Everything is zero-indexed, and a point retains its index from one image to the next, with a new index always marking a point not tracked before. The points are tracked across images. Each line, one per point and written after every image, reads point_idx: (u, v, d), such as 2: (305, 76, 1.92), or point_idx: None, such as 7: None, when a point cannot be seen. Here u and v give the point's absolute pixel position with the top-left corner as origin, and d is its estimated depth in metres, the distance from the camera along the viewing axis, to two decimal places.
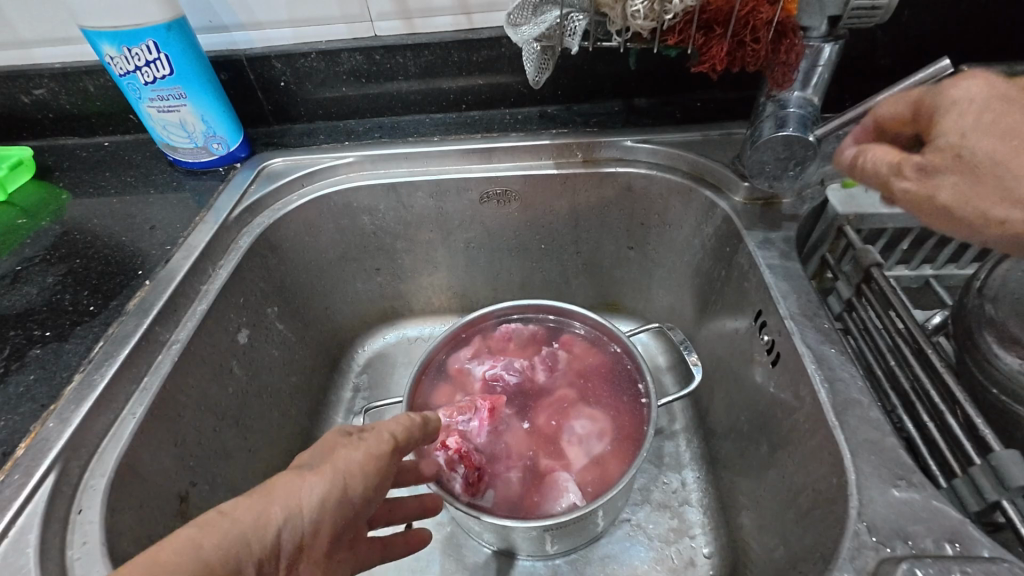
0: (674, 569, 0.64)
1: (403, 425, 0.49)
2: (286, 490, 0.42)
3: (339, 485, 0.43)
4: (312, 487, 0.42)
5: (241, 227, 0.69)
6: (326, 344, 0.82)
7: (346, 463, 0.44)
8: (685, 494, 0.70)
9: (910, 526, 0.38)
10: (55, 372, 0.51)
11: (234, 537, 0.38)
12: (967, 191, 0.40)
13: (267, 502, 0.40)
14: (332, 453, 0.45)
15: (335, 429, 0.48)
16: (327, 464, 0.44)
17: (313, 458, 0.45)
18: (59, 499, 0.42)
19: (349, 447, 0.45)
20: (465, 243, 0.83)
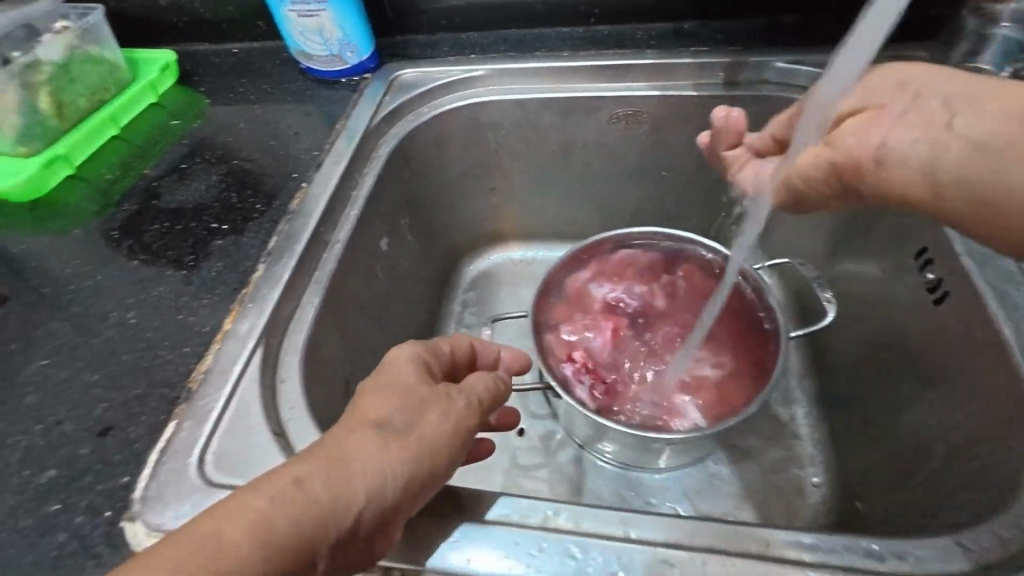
0: (782, 493, 0.67)
1: (489, 383, 0.44)
2: (365, 463, 0.35)
3: (426, 457, 0.37)
4: (393, 463, 0.35)
5: (379, 137, 0.71)
6: (440, 259, 0.86)
7: (435, 431, 0.38)
8: (795, 427, 0.72)
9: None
10: (240, 261, 0.56)
11: (311, 515, 0.32)
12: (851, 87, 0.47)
13: (348, 479, 0.34)
14: (418, 413, 0.39)
15: (415, 376, 0.42)
16: (414, 429, 0.38)
17: (393, 412, 0.38)
18: (267, 368, 0.48)
19: (437, 405, 0.40)
20: (584, 165, 0.82)
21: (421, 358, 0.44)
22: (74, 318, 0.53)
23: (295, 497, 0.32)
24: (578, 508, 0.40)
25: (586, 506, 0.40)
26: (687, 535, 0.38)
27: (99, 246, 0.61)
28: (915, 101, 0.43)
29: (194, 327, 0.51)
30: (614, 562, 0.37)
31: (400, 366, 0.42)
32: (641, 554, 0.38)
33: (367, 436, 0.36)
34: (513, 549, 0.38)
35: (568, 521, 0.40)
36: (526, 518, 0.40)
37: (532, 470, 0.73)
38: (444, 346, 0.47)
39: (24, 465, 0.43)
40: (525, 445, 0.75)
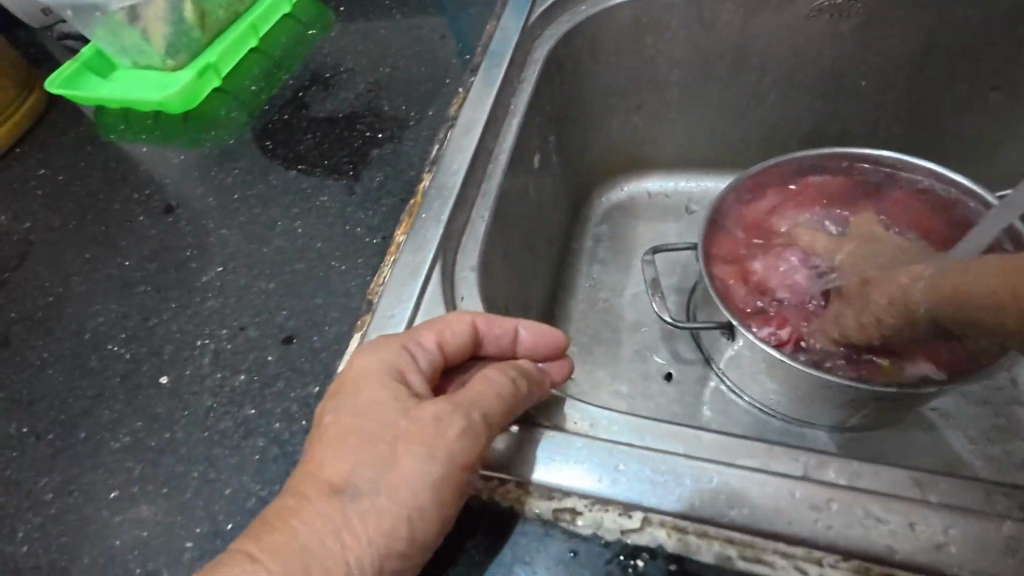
0: (1001, 465, 0.57)
1: (505, 392, 0.32)
2: (323, 546, 0.28)
3: (405, 520, 0.29)
4: (363, 542, 0.28)
5: (534, 39, 0.63)
6: (578, 186, 0.79)
7: (412, 486, 0.29)
8: (1015, 392, 0.60)
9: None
10: (403, 170, 0.52)
11: None
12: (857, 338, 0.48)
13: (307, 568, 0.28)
14: (392, 462, 0.29)
15: (384, 407, 0.31)
16: (384, 491, 0.29)
17: (359, 469, 0.29)
18: (446, 283, 0.43)
19: (417, 444, 0.30)
20: (760, 75, 0.70)
21: (388, 364, 0.33)
22: (242, 227, 0.52)
23: None
24: (841, 459, 0.31)
25: (854, 459, 0.31)
26: (1019, 509, 0.29)
27: (255, 157, 0.59)
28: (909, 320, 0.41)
29: (364, 238, 0.47)
30: (926, 534, 0.28)
31: (365, 391, 0.32)
32: (963, 527, 0.28)
33: (323, 510, 0.29)
34: (762, 500, 0.29)
35: (833, 474, 0.30)
36: (770, 464, 0.31)
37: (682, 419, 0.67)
38: (431, 338, 0.34)
39: (215, 368, 0.42)
40: (673, 391, 0.69)
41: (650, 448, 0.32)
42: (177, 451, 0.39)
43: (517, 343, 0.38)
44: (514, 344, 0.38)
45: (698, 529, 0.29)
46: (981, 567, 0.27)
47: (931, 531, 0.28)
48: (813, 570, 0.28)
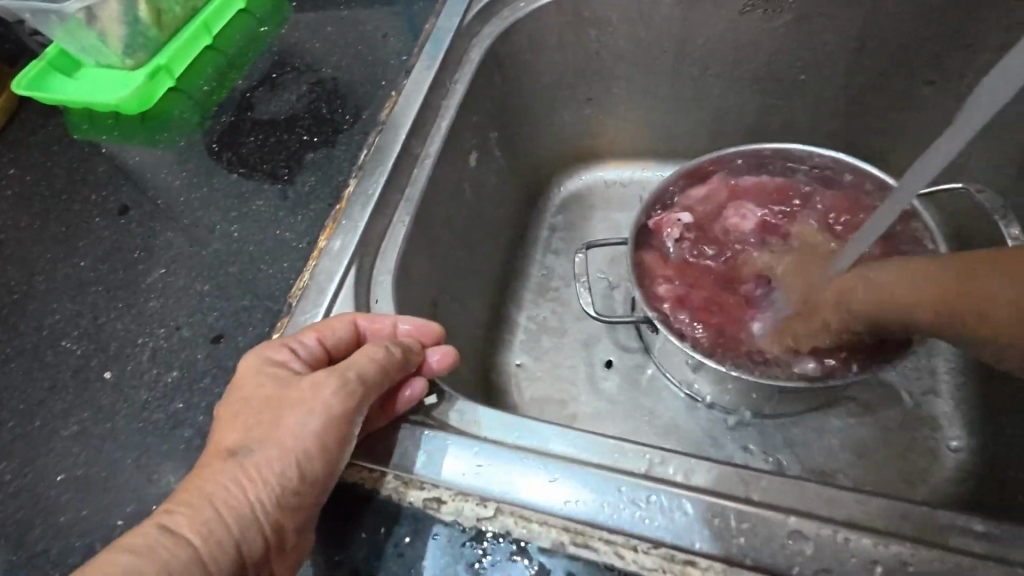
0: (908, 452, 0.60)
1: (380, 358, 0.37)
2: (223, 495, 0.32)
3: (291, 465, 0.33)
4: (258, 486, 0.33)
5: (470, 38, 0.64)
6: (528, 177, 0.81)
7: (296, 434, 0.34)
8: (934, 383, 0.63)
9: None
10: (333, 176, 0.55)
11: (182, 563, 0.30)
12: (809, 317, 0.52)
13: (210, 512, 0.32)
14: (279, 420, 0.34)
15: (271, 383, 0.36)
16: (273, 443, 0.34)
17: (249, 433, 0.34)
18: (360, 287, 0.47)
19: (299, 405, 0.35)
20: (703, 68, 0.70)
21: (276, 354, 0.38)
22: (186, 230, 0.55)
23: (155, 550, 0.30)
24: (680, 456, 0.36)
25: (690, 456, 0.35)
26: (821, 504, 0.33)
27: (203, 158, 0.62)
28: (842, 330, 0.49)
29: (292, 243, 0.51)
30: (727, 524, 0.33)
31: (255, 376, 0.37)
32: (760, 520, 0.33)
33: (221, 467, 0.33)
34: (606, 494, 0.34)
35: (666, 471, 0.35)
36: (617, 462, 0.35)
37: (618, 403, 0.70)
38: (312, 335, 0.39)
39: (153, 364, 0.47)
40: (612, 377, 0.72)
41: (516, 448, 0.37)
42: (116, 440, 0.43)
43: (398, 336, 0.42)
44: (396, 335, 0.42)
45: (555, 523, 0.33)
46: (769, 552, 0.32)
47: (732, 523, 0.33)
48: (629, 555, 0.32)
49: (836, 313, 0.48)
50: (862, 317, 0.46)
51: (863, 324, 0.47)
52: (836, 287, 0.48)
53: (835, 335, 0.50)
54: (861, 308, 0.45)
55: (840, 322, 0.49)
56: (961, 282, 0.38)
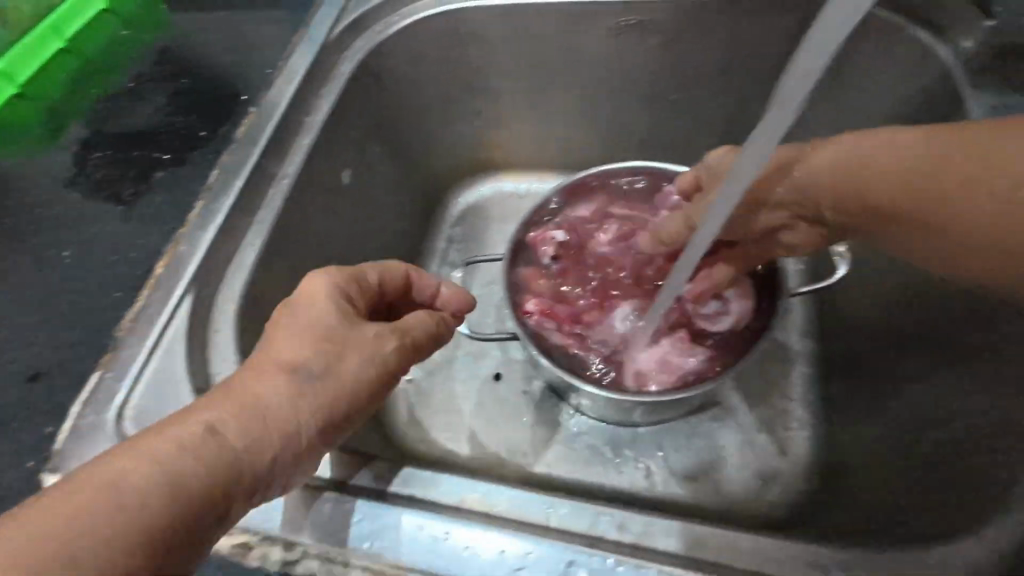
0: (764, 453, 0.64)
1: (427, 328, 0.43)
2: (270, 406, 0.33)
3: (342, 401, 0.36)
4: (237, 437, 0.31)
5: (340, 51, 0.63)
6: (422, 190, 0.80)
7: (286, 388, 0.34)
8: (790, 386, 0.67)
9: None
10: (180, 198, 0.52)
11: (211, 463, 0.30)
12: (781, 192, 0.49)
13: (244, 421, 0.32)
14: (341, 354, 0.37)
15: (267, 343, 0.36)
16: (329, 377, 0.36)
17: (312, 355, 0.36)
18: (196, 319, 0.45)
19: (359, 350, 0.38)
20: (583, 86, 0.72)
21: (341, 291, 0.40)
22: (14, 257, 0.51)
23: (187, 450, 0.29)
24: (490, 485, 0.41)
25: (496, 485, 0.41)
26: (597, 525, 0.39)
27: (43, 176, 0.57)
28: (770, 210, 0.51)
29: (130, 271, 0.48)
30: (516, 548, 0.38)
31: (315, 299, 0.39)
32: (542, 541, 0.38)
33: (276, 381, 0.34)
34: (483, 534, 0.39)
35: (486, 502, 0.40)
36: (437, 495, 0.41)
37: (503, 415, 0.72)
38: (377, 273, 0.44)
39: None
40: (499, 390, 0.73)
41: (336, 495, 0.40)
42: None
43: (433, 299, 0.48)
44: (434, 297, 0.48)
45: (385, 560, 0.38)
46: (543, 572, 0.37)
47: (520, 546, 0.38)
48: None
49: (792, 180, 0.48)
50: (823, 191, 0.47)
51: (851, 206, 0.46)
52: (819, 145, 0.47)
53: (763, 213, 0.51)
54: (834, 174, 0.46)
55: (789, 194, 0.49)
56: (970, 172, 0.40)
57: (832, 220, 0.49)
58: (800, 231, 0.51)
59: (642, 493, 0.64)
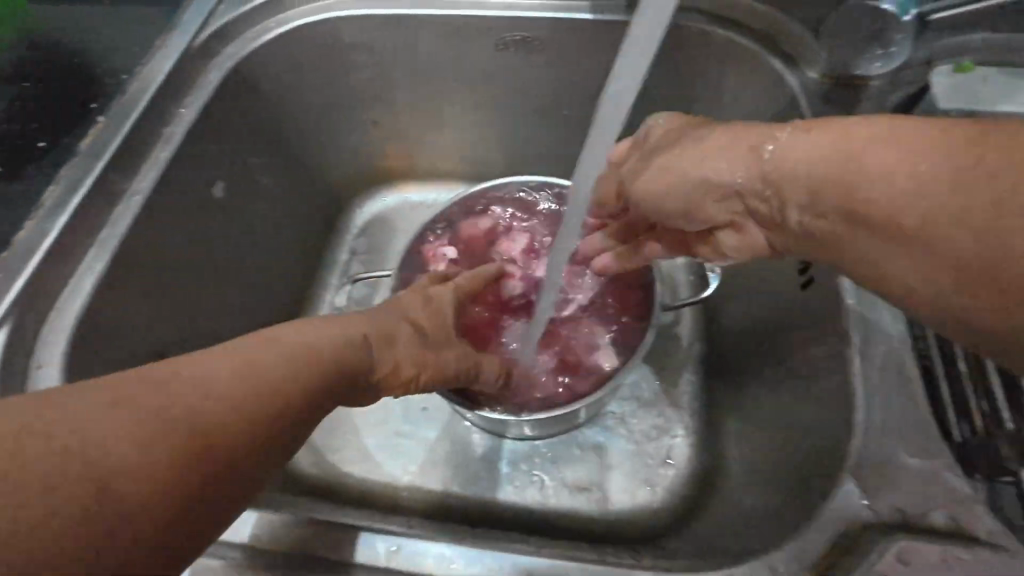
0: (651, 461, 0.66)
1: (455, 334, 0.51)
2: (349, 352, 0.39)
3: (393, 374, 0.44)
4: (334, 360, 0.37)
5: (208, 58, 0.59)
6: (318, 201, 0.77)
7: (291, 363, 0.33)
8: (676, 393, 0.69)
9: (899, 487, 0.37)
10: (9, 216, 0.48)
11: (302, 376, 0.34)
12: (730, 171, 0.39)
13: (333, 351, 0.38)
14: (396, 340, 0.45)
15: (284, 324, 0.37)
16: (388, 354, 0.44)
17: (380, 332, 0.44)
18: (17, 349, 0.43)
19: (413, 342, 0.47)
20: (477, 98, 0.71)
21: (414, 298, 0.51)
22: None
23: (289, 357, 0.34)
24: (329, 525, 0.41)
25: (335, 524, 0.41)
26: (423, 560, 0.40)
27: None
28: (718, 197, 0.40)
29: None
30: None
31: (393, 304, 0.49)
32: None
33: (357, 339, 0.41)
34: None
35: (317, 543, 0.40)
36: (275, 541, 0.41)
37: (401, 434, 0.71)
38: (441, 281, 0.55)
39: None
40: (397, 407, 0.72)
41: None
42: None
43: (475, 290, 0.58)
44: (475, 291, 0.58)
45: None
46: None
47: None
48: None
49: (759, 163, 0.38)
50: (796, 180, 0.36)
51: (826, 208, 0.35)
52: (807, 126, 0.36)
53: (712, 201, 0.41)
54: (818, 161, 0.35)
55: (752, 178, 0.38)
56: (987, 194, 0.29)
57: (796, 224, 0.37)
58: (744, 234, 0.42)
59: (536, 509, 0.65)
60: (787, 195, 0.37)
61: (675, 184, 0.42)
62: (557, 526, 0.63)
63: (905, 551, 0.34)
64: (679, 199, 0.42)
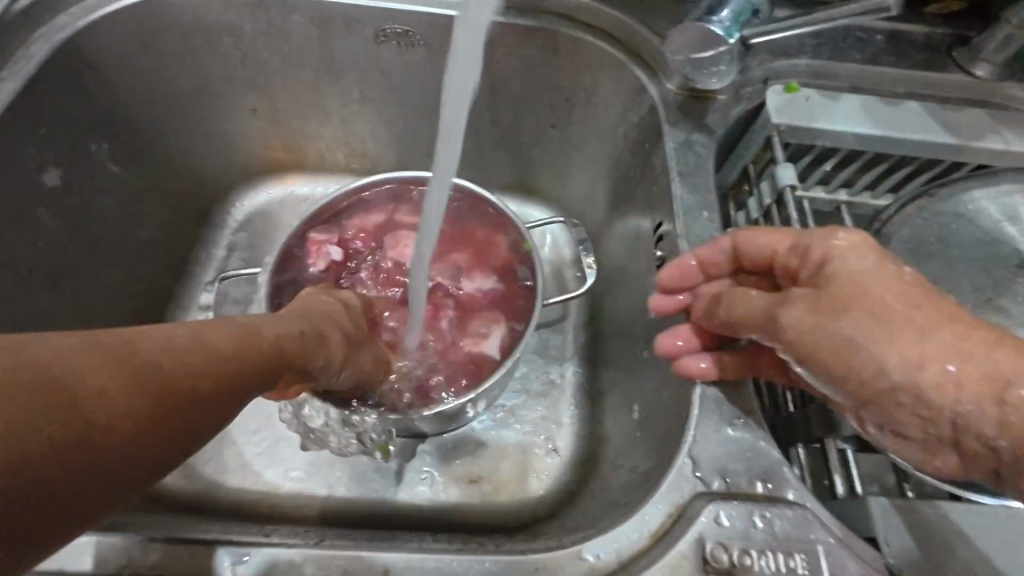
0: (533, 450, 0.68)
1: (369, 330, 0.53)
2: (312, 336, 0.40)
3: (339, 362, 0.44)
4: (295, 340, 0.37)
5: (34, 29, 0.54)
6: (186, 193, 0.71)
7: (268, 356, 0.33)
8: (561, 384, 0.72)
9: (734, 462, 0.39)
10: None
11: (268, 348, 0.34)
12: (837, 330, 0.34)
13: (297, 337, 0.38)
14: (350, 333, 0.47)
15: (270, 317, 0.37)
16: (340, 341, 0.44)
17: (338, 326, 0.45)
18: None
19: (357, 336, 0.48)
20: (360, 91, 0.69)
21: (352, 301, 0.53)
22: None
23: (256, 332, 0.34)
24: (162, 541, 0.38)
25: (168, 539, 0.38)
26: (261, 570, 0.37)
27: None
28: (927, 418, 0.32)
29: None
30: None
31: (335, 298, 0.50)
32: None
33: (317, 326, 0.41)
34: None
35: (153, 565, 0.37)
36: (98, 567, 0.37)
37: (282, 438, 0.68)
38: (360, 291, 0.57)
39: None
40: (278, 411, 0.69)
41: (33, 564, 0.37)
42: None
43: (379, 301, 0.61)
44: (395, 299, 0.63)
45: None
46: None
47: None
48: None
49: (1008, 418, 0.29)
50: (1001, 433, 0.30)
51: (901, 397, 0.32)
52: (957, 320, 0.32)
53: (899, 403, 0.33)
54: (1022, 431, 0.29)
55: (987, 425, 0.30)
56: None
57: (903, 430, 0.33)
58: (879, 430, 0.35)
59: (428, 506, 0.65)
60: (978, 441, 0.31)
61: (869, 359, 0.33)
62: (447, 521, 0.64)
63: (722, 513, 0.36)
64: (858, 378, 0.34)
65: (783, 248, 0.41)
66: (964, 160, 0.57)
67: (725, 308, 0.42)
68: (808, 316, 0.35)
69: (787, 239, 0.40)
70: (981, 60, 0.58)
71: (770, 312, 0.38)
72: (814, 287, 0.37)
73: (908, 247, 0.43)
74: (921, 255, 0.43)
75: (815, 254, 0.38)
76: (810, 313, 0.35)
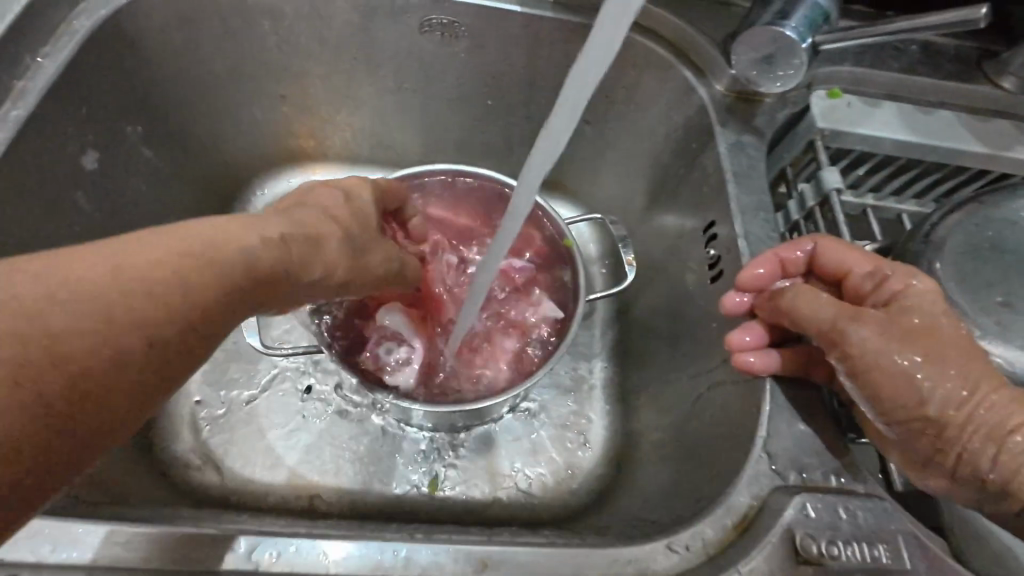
0: (566, 446, 0.68)
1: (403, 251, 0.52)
2: (324, 247, 0.39)
3: (352, 278, 0.43)
4: (298, 252, 0.37)
5: (74, 4, 0.52)
6: (215, 179, 0.69)
7: (229, 285, 0.33)
8: (591, 380, 0.72)
9: (809, 457, 0.41)
10: None
11: (259, 260, 0.34)
12: (893, 361, 0.37)
13: (301, 242, 0.38)
14: (367, 242, 0.45)
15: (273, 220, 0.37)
16: (353, 251, 0.43)
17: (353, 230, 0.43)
18: None
19: (377, 247, 0.46)
20: (397, 81, 0.68)
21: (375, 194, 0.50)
22: None
23: (246, 238, 0.34)
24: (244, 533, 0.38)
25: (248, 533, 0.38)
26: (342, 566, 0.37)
27: None
28: (940, 449, 0.36)
29: None
30: None
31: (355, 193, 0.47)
32: None
33: (330, 232, 0.40)
34: None
35: (249, 560, 0.37)
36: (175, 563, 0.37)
37: (313, 431, 0.67)
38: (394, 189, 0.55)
39: None
40: (309, 404, 0.68)
41: (112, 562, 0.36)
42: None
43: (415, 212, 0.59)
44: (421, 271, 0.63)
45: None
46: None
47: None
48: None
49: (1002, 457, 0.35)
50: (997, 466, 0.35)
51: (925, 426, 0.36)
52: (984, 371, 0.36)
53: (919, 431, 0.37)
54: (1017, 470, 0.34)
55: (985, 463, 0.35)
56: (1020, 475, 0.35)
57: (920, 452, 0.37)
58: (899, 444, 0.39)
59: (463, 499, 0.65)
60: (980, 472, 0.35)
61: (919, 392, 0.36)
62: (481, 514, 0.64)
63: (809, 505, 0.37)
64: (895, 404, 0.37)
65: (857, 272, 0.43)
66: (992, 168, 0.60)
67: (790, 313, 0.43)
68: (867, 342, 0.37)
69: (866, 264, 0.42)
70: (1009, 73, 0.60)
71: (833, 326, 0.39)
72: (884, 313, 0.39)
73: (960, 252, 0.45)
74: (975, 260, 0.44)
75: (892, 289, 0.40)
76: (870, 340, 0.37)
